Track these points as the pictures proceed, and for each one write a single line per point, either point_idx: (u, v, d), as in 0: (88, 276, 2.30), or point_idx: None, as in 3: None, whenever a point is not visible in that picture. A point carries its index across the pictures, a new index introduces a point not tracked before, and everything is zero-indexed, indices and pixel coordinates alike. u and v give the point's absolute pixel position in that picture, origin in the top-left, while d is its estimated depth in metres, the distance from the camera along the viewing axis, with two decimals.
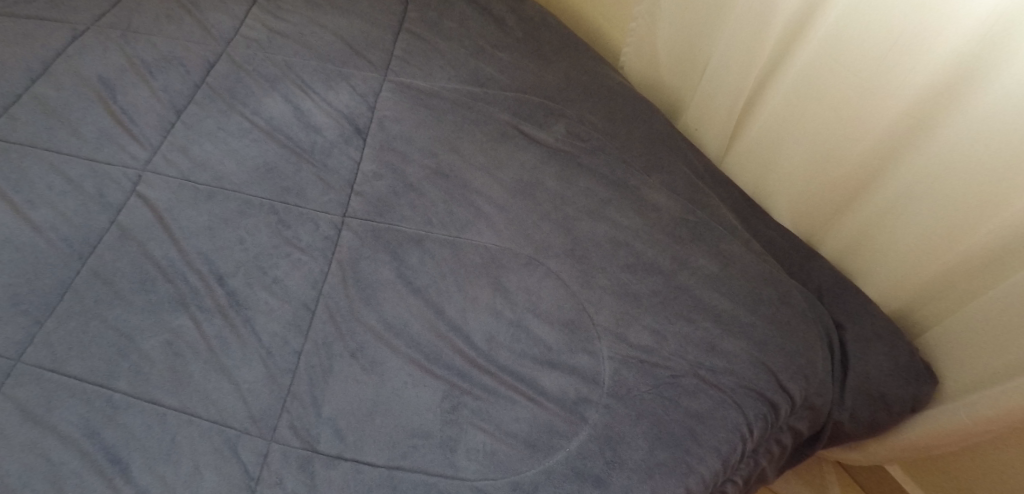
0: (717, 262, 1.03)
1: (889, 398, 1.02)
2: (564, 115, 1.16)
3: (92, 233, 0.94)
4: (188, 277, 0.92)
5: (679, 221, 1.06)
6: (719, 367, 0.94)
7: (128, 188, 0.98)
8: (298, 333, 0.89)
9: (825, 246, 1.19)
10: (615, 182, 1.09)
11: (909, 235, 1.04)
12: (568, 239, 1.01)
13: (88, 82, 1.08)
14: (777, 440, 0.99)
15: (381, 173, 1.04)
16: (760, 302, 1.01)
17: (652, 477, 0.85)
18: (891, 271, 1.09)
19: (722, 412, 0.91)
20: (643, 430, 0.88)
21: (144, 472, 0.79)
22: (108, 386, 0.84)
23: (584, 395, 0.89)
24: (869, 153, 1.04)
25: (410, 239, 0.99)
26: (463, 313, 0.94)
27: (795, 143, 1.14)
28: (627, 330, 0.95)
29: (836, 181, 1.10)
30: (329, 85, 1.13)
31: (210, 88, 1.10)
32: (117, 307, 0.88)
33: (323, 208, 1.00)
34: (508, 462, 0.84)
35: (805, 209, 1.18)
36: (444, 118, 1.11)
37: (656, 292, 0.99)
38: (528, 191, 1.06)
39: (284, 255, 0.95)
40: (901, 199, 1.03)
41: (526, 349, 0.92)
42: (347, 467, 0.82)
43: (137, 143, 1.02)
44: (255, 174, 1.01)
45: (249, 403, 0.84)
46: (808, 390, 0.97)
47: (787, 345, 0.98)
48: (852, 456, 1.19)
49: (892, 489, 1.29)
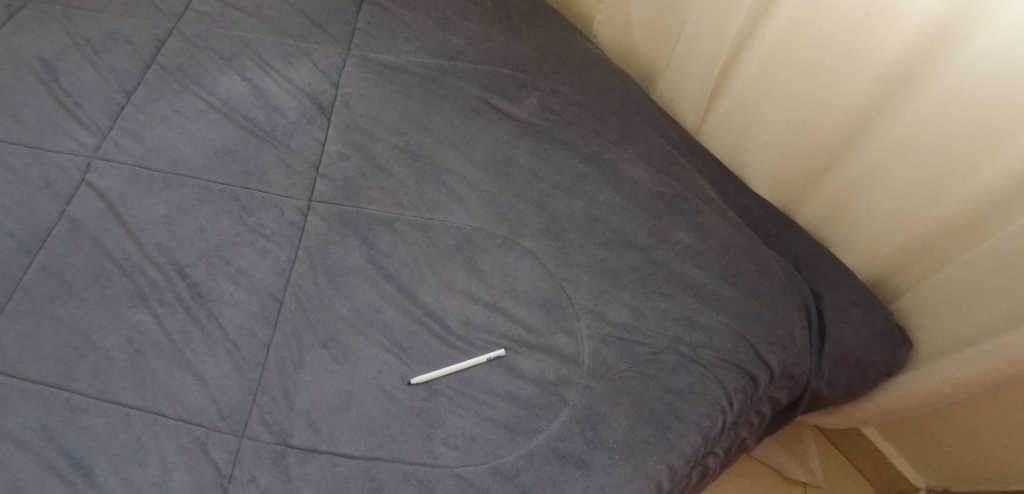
0: (695, 236, 1.01)
1: (866, 364, 1.01)
2: (536, 87, 1.12)
3: (40, 226, 0.89)
4: (145, 269, 0.88)
5: (656, 195, 1.04)
6: (699, 341, 0.93)
7: (77, 176, 0.93)
8: (266, 324, 0.86)
9: (802, 217, 1.18)
10: (591, 156, 1.06)
11: (886, 204, 1.03)
12: (543, 217, 0.99)
13: (28, 64, 1.01)
14: (757, 411, 0.99)
15: (347, 154, 0.99)
16: (738, 274, 0.99)
17: (634, 456, 0.84)
18: (869, 238, 1.08)
19: (702, 387, 0.90)
20: (624, 409, 0.86)
21: (109, 475, 0.76)
22: (67, 387, 0.80)
23: (564, 376, 0.88)
24: (845, 121, 1.02)
25: (381, 222, 0.95)
26: (438, 297, 0.91)
27: (771, 109, 1.11)
28: (606, 309, 0.93)
29: (811, 150, 1.08)
30: (289, 61, 1.07)
31: (161, 67, 1.04)
32: (71, 305, 0.84)
33: (287, 192, 0.95)
34: (488, 448, 0.83)
35: (782, 177, 1.16)
36: (411, 94, 1.07)
37: (635, 269, 0.97)
38: (502, 168, 1.02)
39: (248, 243, 0.91)
40: (878, 167, 1.02)
41: (503, 333, 0.90)
42: (323, 460, 0.80)
43: (84, 128, 0.96)
44: (213, 158, 0.97)
45: (216, 399, 0.81)
46: (787, 360, 0.97)
47: (766, 316, 0.97)
48: (828, 420, 1.18)
49: (866, 450, 1.30)
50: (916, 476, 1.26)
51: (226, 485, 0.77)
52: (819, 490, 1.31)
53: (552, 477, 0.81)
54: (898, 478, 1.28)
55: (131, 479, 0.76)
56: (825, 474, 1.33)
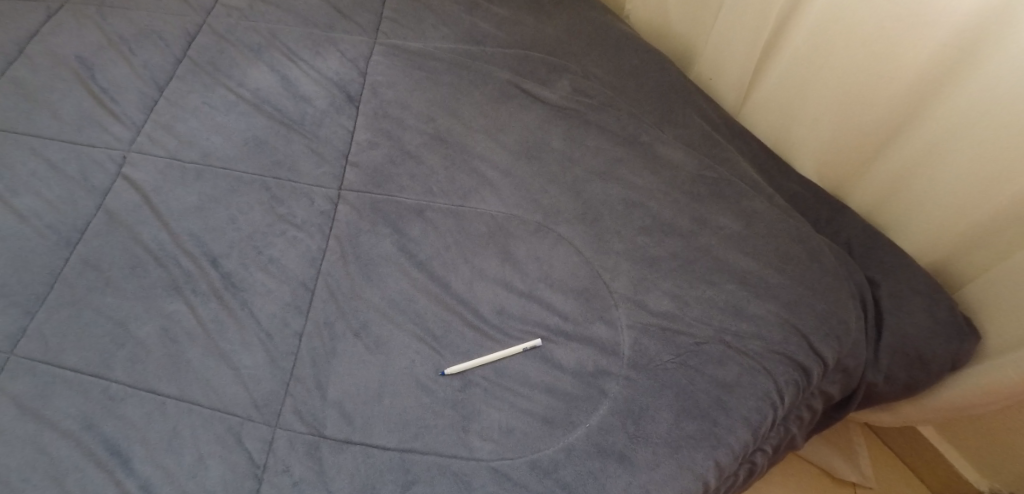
0: (739, 220, 0.96)
1: (927, 357, 0.94)
2: (568, 70, 1.09)
3: (79, 219, 0.90)
4: (180, 260, 0.88)
5: (697, 178, 1.00)
6: (746, 331, 0.88)
7: (113, 170, 0.94)
8: (297, 314, 0.86)
9: (854, 200, 1.11)
10: (626, 138, 1.02)
11: (947, 184, 0.96)
12: (578, 202, 0.95)
13: (65, 62, 1.03)
14: (808, 405, 0.94)
15: (377, 142, 0.98)
16: (787, 260, 0.94)
17: (679, 451, 0.80)
18: (930, 221, 1.01)
19: (751, 379, 0.85)
20: (667, 402, 0.82)
21: (145, 463, 0.76)
22: (104, 376, 0.81)
23: (602, 366, 0.84)
24: (906, 93, 0.95)
25: (411, 211, 0.93)
26: (470, 285, 0.89)
27: (824, 85, 1.05)
28: (646, 296, 0.89)
29: (865, 129, 1.03)
30: (317, 51, 1.07)
31: (192, 61, 1.04)
32: (109, 295, 0.85)
33: (317, 181, 0.95)
34: (526, 440, 0.79)
35: (833, 158, 1.10)
36: (439, 80, 1.05)
37: (676, 255, 0.93)
38: (534, 153, 0.99)
39: (279, 233, 0.91)
40: (939, 145, 0.95)
41: (539, 320, 0.87)
42: (356, 451, 0.78)
43: (120, 123, 0.98)
44: (244, 149, 0.97)
45: (250, 389, 0.81)
46: (842, 351, 0.91)
47: (818, 304, 0.91)
48: (883, 418, 1.11)
49: (923, 451, 1.21)
50: (978, 479, 1.16)
51: (260, 475, 0.76)
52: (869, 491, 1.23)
53: (592, 471, 0.78)
54: (959, 482, 1.18)
55: (167, 468, 0.76)
56: (876, 476, 1.25)
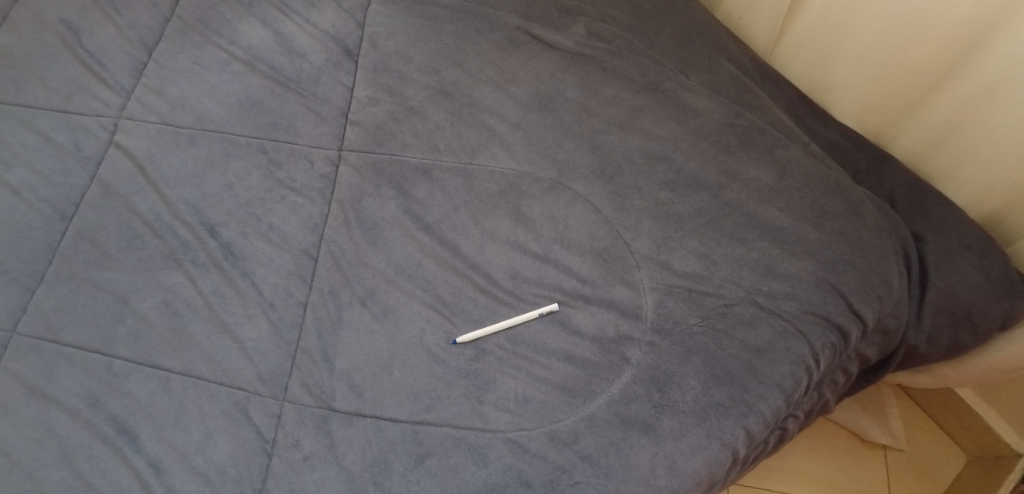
0: (771, 172, 0.89)
1: (975, 316, 0.87)
2: (582, 13, 1.01)
3: (73, 190, 0.87)
4: (178, 231, 0.84)
5: (724, 127, 0.92)
6: (779, 292, 0.81)
7: (105, 138, 0.90)
8: (300, 283, 0.82)
9: (898, 148, 1.02)
10: (646, 85, 0.95)
11: (1008, 125, 0.87)
12: (595, 156, 0.89)
13: (49, 25, 0.98)
14: (844, 368, 0.87)
15: (378, 98, 0.92)
16: (825, 215, 0.86)
17: (707, 420, 0.75)
18: (984, 168, 0.92)
19: (784, 343, 0.79)
20: (695, 369, 0.77)
21: (154, 441, 0.74)
22: (106, 352, 0.78)
23: (624, 331, 0.79)
24: (965, 24, 0.85)
25: (416, 170, 0.88)
26: (481, 249, 0.84)
27: (870, 18, 0.95)
28: (670, 256, 0.83)
29: (915, 65, 0.93)
30: (311, 2, 1.00)
31: (180, 19, 0.99)
32: (108, 269, 0.82)
33: (317, 142, 0.90)
34: (545, 410, 0.75)
35: (876, 101, 1.01)
36: (443, 29, 0.98)
37: (702, 212, 0.86)
38: (547, 104, 0.93)
39: (279, 198, 0.86)
40: (999, 84, 0.85)
41: (555, 283, 0.82)
42: (367, 424, 0.75)
43: (110, 88, 0.93)
44: (238, 111, 0.92)
45: (255, 362, 0.78)
46: (882, 311, 0.84)
47: (858, 261, 0.84)
48: (921, 380, 1.03)
49: (958, 411, 1.14)
50: (1017, 441, 1.08)
51: (270, 450, 0.74)
52: (899, 454, 1.17)
53: (615, 442, 0.73)
54: (996, 444, 1.10)
55: (175, 445, 0.74)
56: (907, 437, 1.18)
